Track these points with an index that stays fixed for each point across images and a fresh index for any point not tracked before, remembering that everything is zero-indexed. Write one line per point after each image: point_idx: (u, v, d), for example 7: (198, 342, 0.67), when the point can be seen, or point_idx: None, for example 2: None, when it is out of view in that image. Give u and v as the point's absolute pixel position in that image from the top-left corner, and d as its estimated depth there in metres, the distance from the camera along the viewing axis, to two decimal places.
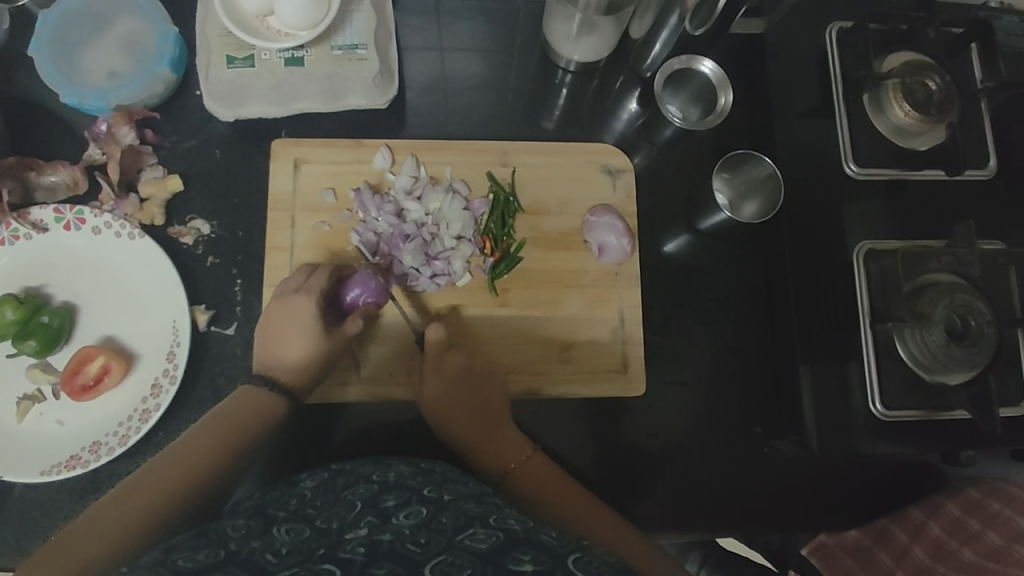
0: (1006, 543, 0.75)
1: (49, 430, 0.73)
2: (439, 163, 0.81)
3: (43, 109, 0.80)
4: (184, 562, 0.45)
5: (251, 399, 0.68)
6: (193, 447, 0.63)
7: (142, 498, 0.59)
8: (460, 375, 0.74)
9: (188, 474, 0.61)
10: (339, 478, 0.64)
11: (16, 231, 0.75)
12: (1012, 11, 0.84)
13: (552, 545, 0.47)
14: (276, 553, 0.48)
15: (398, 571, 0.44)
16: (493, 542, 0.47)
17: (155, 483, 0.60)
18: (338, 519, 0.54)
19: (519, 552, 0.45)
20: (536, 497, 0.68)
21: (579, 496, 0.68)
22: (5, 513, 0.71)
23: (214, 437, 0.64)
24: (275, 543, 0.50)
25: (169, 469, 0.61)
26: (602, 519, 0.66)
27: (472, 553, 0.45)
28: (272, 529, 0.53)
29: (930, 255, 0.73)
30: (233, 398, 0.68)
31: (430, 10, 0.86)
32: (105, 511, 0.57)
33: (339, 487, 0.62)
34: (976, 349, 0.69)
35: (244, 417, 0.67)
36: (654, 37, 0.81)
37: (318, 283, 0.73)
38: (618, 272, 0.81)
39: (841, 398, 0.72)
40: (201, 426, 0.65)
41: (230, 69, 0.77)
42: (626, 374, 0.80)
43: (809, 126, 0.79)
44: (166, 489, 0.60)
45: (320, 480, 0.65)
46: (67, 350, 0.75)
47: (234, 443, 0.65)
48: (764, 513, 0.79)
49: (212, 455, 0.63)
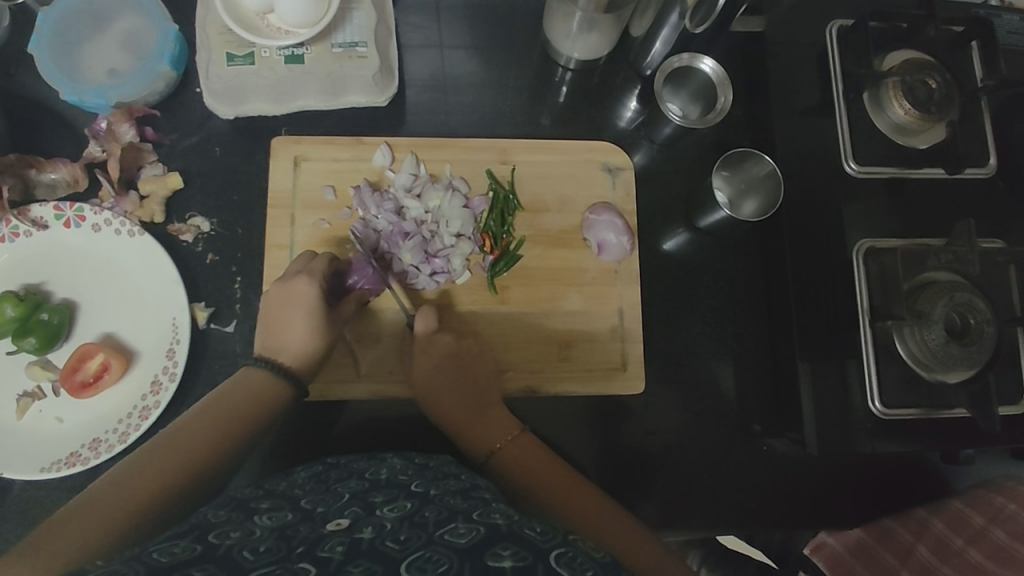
0: (1008, 539, 0.73)
1: (49, 428, 0.73)
2: (439, 161, 0.81)
3: (44, 106, 0.80)
4: (158, 555, 0.43)
5: (252, 386, 0.67)
6: (198, 429, 0.62)
7: (146, 477, 0.57)
8: (458, 371, 0.74)
9: (192, 457, 0.60)
10: (332, 471, 0.65)
11: (17, 228, 0.75)
12: (1013, 9, 0.84)
13: (534, 540, 0.46)
14: (254, 550, 0.45)
15: (374, 566, 0.42)
16: (473, 537, 0.46)
17: (160, 464, 0.58)
18: (324, 505, 0.55)
19: (499, 548, 0.44)
20: (529, 490, 0.67)
21: (573, 487, 0.66)
22: (5, 509, 0.71)
23: (218, 420, 0.63)
24: (254, 531, 0.49)
25: (171, 449, 0.60)
26: (596, 504, 0.64)
27: (451, 547, 0.44)
28: (254, 517, 0.52)
29: (929, 253, 0.73)
30: (236, 378, 0.68)
31: (430, 8, 0.86)
32: (106, 492, 0.55)
33: (330, 480, 0.63)
34: (975, 348, 0.70)
35: (244, 403, 0.66)
36: (654, 35, 0.81)
37: (318, 273, 0.73)
38: (617, 270, 0.81)
39: (840, 397, 0.72)
40: (203, 411, 0.64)
41: (230, 66, 0.77)
42: (625, 372, 0.80)
43: (807, 125, 0.80)
44: (169, 469, 0.58)
45: (313, 473, 0.65)
46: (66, 347, 0.75)
47: (238, 427, 0.64)
48: (763, 511, 0.79)
49: (215, 437, 0.62)
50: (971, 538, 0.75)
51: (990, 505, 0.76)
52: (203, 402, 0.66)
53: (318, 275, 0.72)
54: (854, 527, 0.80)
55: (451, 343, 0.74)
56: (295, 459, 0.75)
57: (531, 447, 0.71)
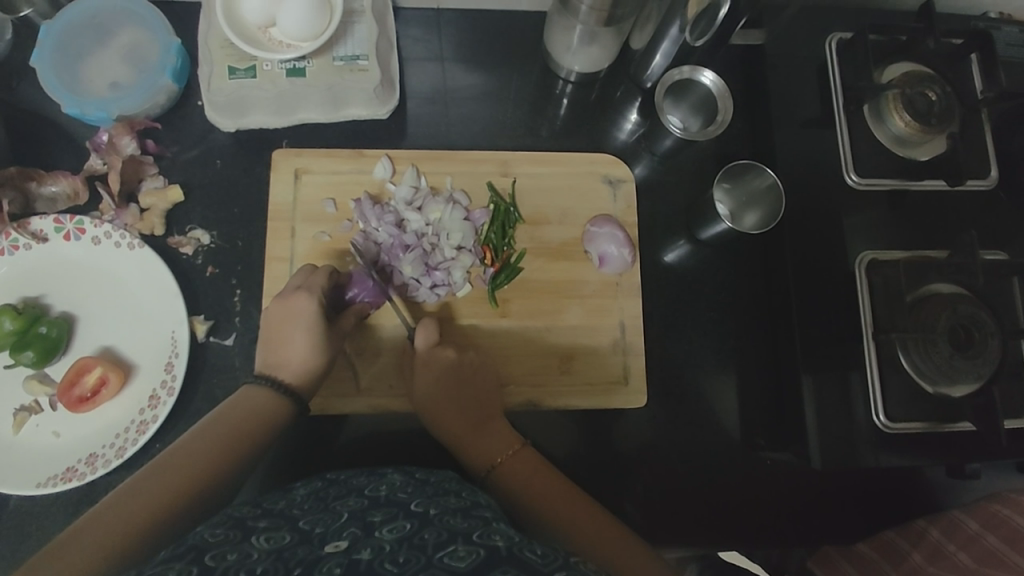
0: (1000, 543, 0.69)
1: (45, 442, 0.72)
2: (439, 174, 0.81)
3: (45, 119, 0.80)
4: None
5: (251, 403, 0.67)
6: (198, 445, 0.61)
7: (147, 496, 0.56)
8: (459, 384, 0.73)
9: (190, 475, 0.59)
10: (331, 488, 0.64)
11: (16, 240, 0.75)
12: (1012, 22, 0.84)
13: (535, 564, 0.45)
14: (250, 572, 0.44)
15: None
16: (472, 561, 0.45)
17: (160, 483, 0.57)
18: (321, 526, 0.55)
19: (499, 572, 0.43)
20: (530, 506, 0.66)
21: (574, 504, 0.65)
22: (0, 525, 0.70)
23: (216, 438, 0.62)
24: (251, 553, 0.48)
25: (169, 469, 0.59)
26: (599, 521, 0.63)
27: (451, 571, 0.43)
28: (251, 537, 0.51)
29: (932, 267, 0.73)
30: (236, 396, 0.67)
31: (431, 21, 0.87)
32: (105, 513, 0.54)
33: (329, 497, 0.62)
34: (980, 361, 0.69)
35: (243, 420, 0.65)
36: (655, 48, 0.81)
37: (318, 286, 0.72)
38: (619, 283, 0.81)
39: (844, 410, 0.71)
40: (202, 430, 0.63)
41: (230, 80, 0.76)
42: (627, 385, 0.79)
43: (807, 137, 0.80)
44: (170, 488, 0.57)
45: (312, 490, 0.65)
46: (65, 360, 0.75)
47: (238, 445, 0.63)
48: (767, 526, 0.78)
49: (215, 454, 0.61)
50: (965, 543, 0.72)
51: (987, 508, 0.73)
52: (202, 420, 0.65)
53: (318, 288, 0.72)
54: (858, 541, 0.79)
55: (451, 357, 0.74)
56: (294, 473, 0.75)
57: (531, 463, 0.70)
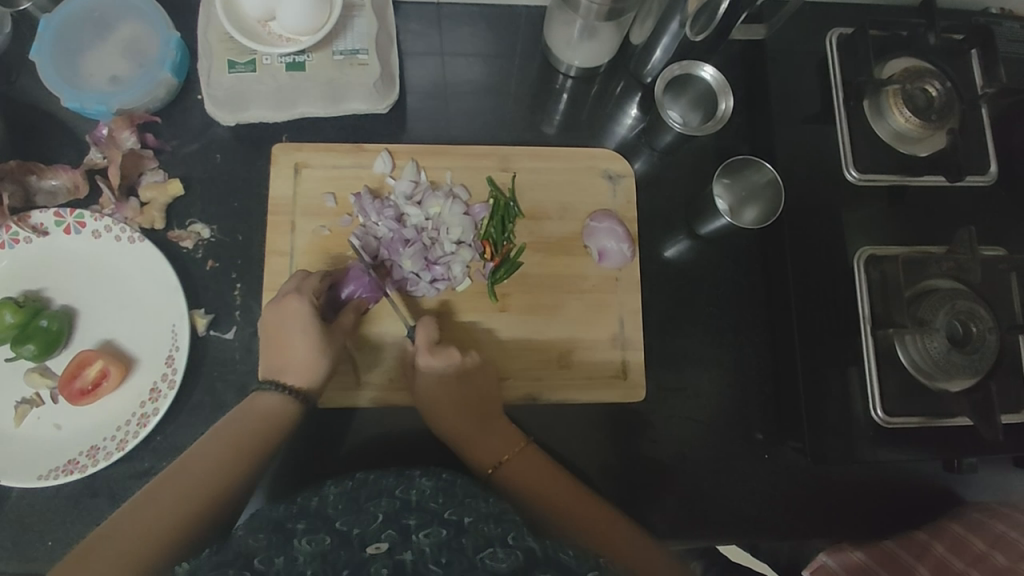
0: (987, 548, 0.72)
1: (47, 435, 0.73)
2: (439, 168, 0.81)
3: (44, 112, 0.80)
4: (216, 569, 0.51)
5: (264, 408, 0.69)
6: (217, 446, 0.64)
7: (173, 498, 0.58)
8: (464, 378, 0.73)
9: (213, 476, 0.61)
10: (364, 490, 0.65)
11: (17, 234, 0.75)
12: (1013, 17, 0.84)
13: (570, 564, 0.52)
14: None
15: None
16: (512, 564, 0.52)
17: (182, 483, 0.60)
18: (358, 526, 0.59)
19: None
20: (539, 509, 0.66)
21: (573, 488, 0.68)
22: (3, 517, 0.71)
23: (234, 446, 0.64)
24: (294, 557, 0.54)
25: (196, 468, 0.61)
26: (595, 508, 0.66)
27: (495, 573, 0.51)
28: (292, 541, 0.57)
29: (931, 261, 0.72)
30: (249, 402, 0.69)
31: (431, 15, 0.86)
32: (133, 513, 0.57)
33: (363, 498, 0.64)
34: (977, 356, 0.70)
35: (259, 425, 0.67)
36: (655, 43, 0.81)
37: (309, 289, 0.72)
38: (618, 277, 0.81)
39: (841, 403, 0.73)
40: (218, 433, 0.65)
41: (230, 74, 0.76)
42: (626, 380, 0.79)
43: (805, 132, 0.80)
44: (192, 488, 0.59)
45: (343, 496, 0.65)
46: (66, 353, 0.75)
47: (257, 447, 0.65)
48: (766, 520, 0.79)
49: (233, 457, 0.63)
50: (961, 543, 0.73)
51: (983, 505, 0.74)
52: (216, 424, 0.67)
53: (309, 291, 0.72)
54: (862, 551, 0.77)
55: (452, 356, 0.73)
56: (297, 469, 0.75)
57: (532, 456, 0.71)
